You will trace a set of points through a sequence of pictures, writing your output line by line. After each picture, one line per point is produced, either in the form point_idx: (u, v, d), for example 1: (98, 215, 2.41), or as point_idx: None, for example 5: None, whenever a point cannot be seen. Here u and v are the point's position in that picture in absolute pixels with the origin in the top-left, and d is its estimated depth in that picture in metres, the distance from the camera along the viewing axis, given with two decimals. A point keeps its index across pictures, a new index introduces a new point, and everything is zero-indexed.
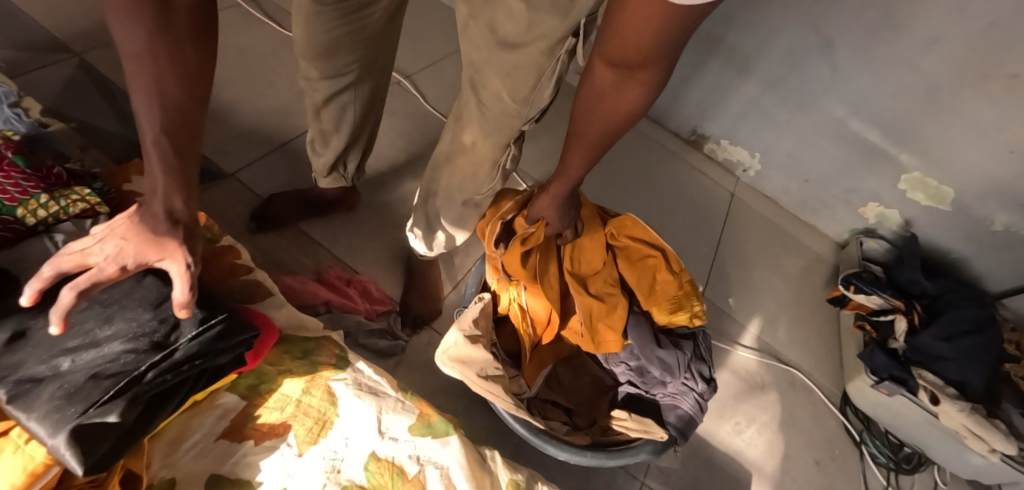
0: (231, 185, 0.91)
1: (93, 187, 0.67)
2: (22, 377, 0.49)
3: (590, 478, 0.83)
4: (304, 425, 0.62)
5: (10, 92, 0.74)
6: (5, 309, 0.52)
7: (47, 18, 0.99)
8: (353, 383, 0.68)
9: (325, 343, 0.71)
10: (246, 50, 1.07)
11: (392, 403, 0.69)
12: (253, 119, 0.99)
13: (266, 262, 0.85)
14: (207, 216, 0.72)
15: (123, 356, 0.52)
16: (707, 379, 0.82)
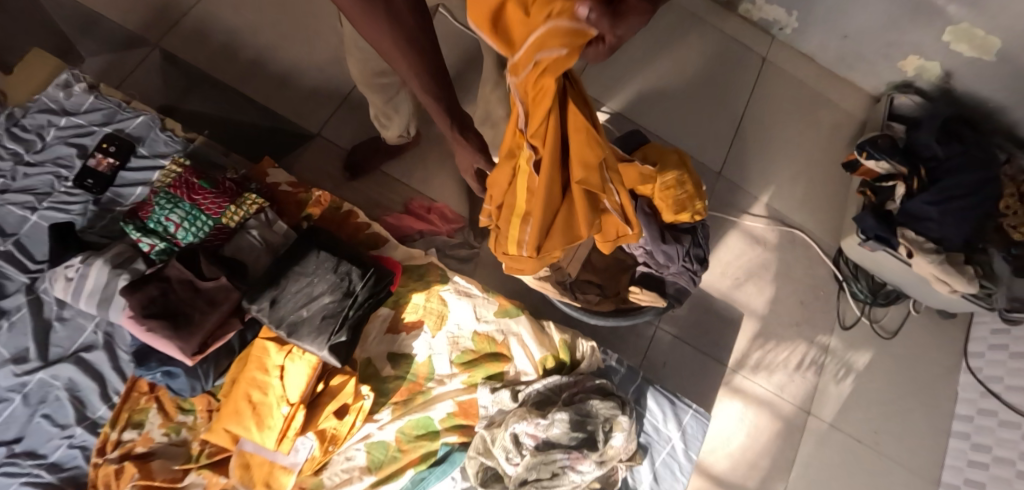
0: (318, 142, 1.21)
1: (250, 190, 1.02)
2: (288, 321, 0.90)
3: (619, 333, 1.17)
4: (431, 320, 1.04)
5: (155, 117, 1.07)
6: (261, 284, 0.91)
7: (131, 13, 1.25)
8: (454, 291, 1.06)
9: (429, 266, 1.08)
10: (311, 12, 1.29)
11: (481, 300, 1.07)
12: (314, 75, 1.25)
13: (365, 201, 1.18)
14: (324, 194, 1.06)
15: (333, 302, 0.92)
16: (700, 260, 1.13)
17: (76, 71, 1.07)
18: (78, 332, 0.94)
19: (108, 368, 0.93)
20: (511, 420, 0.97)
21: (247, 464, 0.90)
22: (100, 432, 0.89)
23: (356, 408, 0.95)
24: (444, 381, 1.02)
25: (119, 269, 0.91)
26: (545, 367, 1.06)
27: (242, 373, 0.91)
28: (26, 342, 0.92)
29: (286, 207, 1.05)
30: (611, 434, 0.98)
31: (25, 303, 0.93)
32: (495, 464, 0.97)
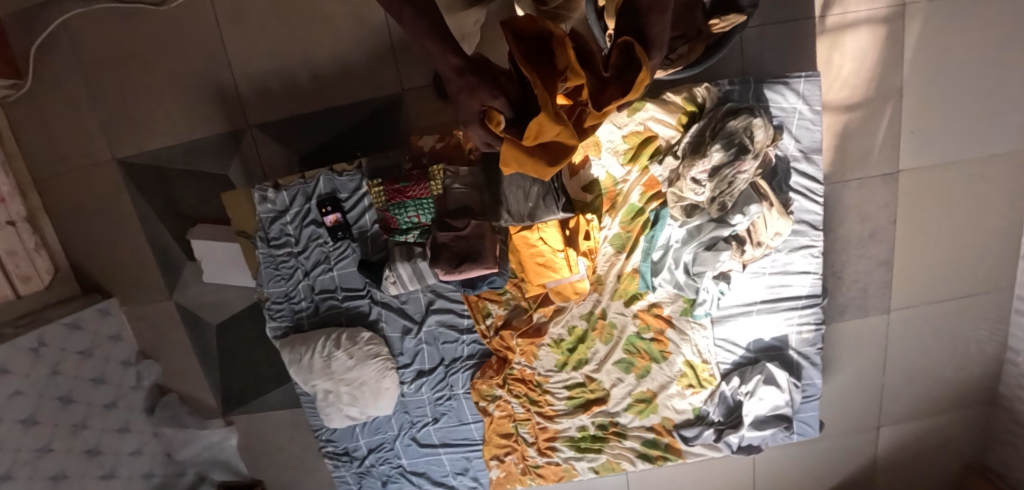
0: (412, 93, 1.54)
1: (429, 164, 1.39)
2: (527, 216, 1.32)
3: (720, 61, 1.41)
4: (593, 149, 1.42)
5: (329, 171, 1.43)
6: (494, 208, 1.34)
7: (224, 119, 1.58)
8: None
9: None
10: (326, 3, 1.49)
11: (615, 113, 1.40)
12: (362, 53, 1.52)
13: None
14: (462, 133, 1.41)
15: (540, 189, 1.32)
16: None
17: (259, 185, 1.43)
18: (419, 301, 1.52)
19: (450, 303, 1.52)
20: (685, 172, 1.35)
21: (558, 290, 1.44)
22: (475, 329, 1.54)
23: (591, 229, 1.42)
24: (628, 180, 1.44)
25: (413, 260, 1.42)
26: (683, 124, 1.39)
27: (522, 253, 1.38)
28: (403, 322, 1.53)
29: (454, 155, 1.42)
30: (754, 135, 1.32)
31: (380, 308, 1.52)
32: (688, 201, 1.39)
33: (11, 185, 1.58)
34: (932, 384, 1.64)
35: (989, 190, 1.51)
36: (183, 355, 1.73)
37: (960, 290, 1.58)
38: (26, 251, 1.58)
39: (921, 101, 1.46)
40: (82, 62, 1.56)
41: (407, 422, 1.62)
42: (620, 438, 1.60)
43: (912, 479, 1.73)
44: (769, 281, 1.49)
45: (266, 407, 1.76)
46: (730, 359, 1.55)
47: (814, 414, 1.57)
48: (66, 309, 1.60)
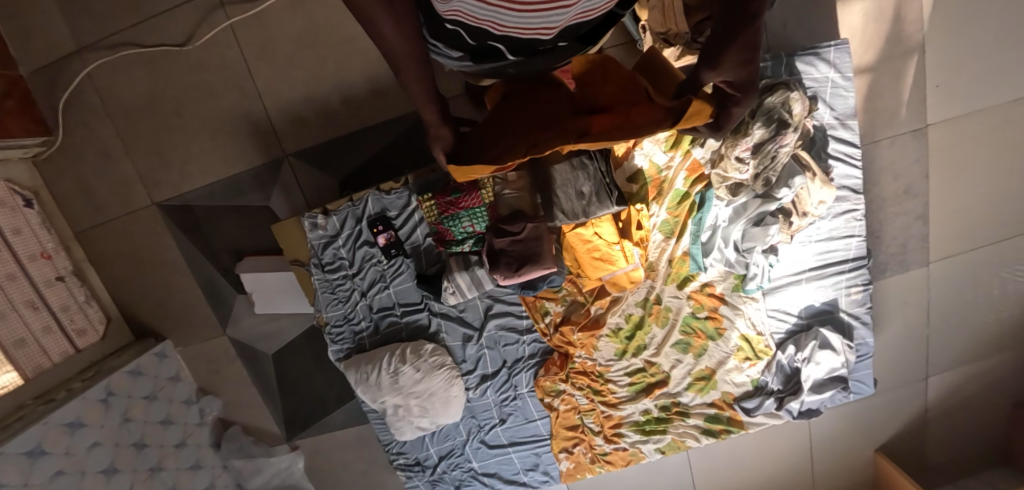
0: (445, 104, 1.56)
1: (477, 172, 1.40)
2: (582, 213, 1.35)
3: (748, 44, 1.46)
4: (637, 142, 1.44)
5: (377, 191, 1.49)
6: (549, 208, 1.38)
7: (259, 150, 1.59)
8: None
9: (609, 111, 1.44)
10: (350, 24, 1.51)
11: None
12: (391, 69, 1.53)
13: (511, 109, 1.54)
14: None
15: (594, 186, 1.34)
16: None
17: (308, 213, 1.48)
18: (477, 307, 1.57)
19: (507, 306, 1.57)
20: (728, 152, 1.38)
21: (614, 281, 1.47)
22: (534, 328, 1.58)
23: (642, 219, 1.45)
24: (671, 166, 1.47)
25: (471, 269, 1.47)
26: None
27: (578, 250, 1.42)
28: (463, 330, 1.58)
29: None
30: (792, 109, 1.35)
31: (440, 320, 1.58)
32: (733, 180, 1.42)
33: (55, 241, 1.59)
34: (976, 329, 1.70)
35: (1016, 134, 1.55)
36: (242, 387, 1.75)
37: (995, 234, 1.62)
38: (78, 304, 1.59)
39: (945, 53, 1.48)
40: (112, 111, 1.57)
41: (475, 426, 1.67)
42: (683, 417, 1.63)
43: (964, 423, 1.78)
44: (815, 248, 1.52)
45: (329, 428, 1.78)
46: (783, 328, 1.59)
47: (868, 372, 1.61)
48: (124, 356, 1.61)
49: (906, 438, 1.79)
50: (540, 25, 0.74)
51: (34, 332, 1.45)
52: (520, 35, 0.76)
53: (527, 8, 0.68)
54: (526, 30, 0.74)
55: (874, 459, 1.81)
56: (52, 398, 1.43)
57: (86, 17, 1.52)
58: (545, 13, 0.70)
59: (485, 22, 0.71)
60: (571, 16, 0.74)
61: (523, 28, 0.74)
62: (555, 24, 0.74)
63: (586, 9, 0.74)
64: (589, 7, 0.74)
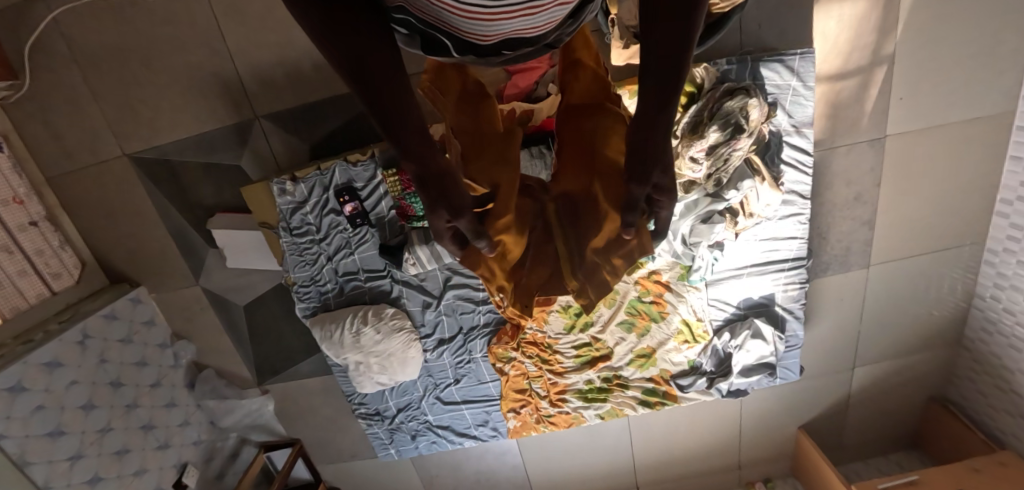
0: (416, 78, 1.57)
1: None
2: None
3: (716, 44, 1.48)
4: None
5: (346, 160, 1.54)
6: None
7: (229, 110, 1.60)
8: None
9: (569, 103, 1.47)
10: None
11: None
12: None
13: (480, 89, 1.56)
14: None
15: None
16: None
17: (277, 178, 1.53)
18: (437, 278, 1.66)
19: (465, 279, 1.66)
20: (684, 151, 1.43)
21: None
22: (490, 300, 1.68)
23: None
24: None
25: (431, 243, 1.55)
26: (683, 104, 1.46)
27: None
28: (423, 297, 1.67)
29: None
30: (749, 114, 1.39)
31: (401, 286, 1.67)
32: (686, 178, 1.48)
33: (28, 186, 1.61)
34: (904, 328, 1.82)
35: (970, 152, 1.60)
36: (214, 334, 1.85)
37: (934, 244, 1.71)
38: (52, 249, 1.64)
39: (911, 67, 1.51)
40: (80, 58, 1.55)
41: (431, 384, 1.80)
42: (622, 388, 1.77)
43: (881, 409, 1.95)
44: (760, 245, 1.62)
45: (298, 376, 1.91)
46: (721, 316, 1.70)
47: (796, 361, 1.74)
48: (99, 300, 1.68)
49: (828, 419, 1.96)
50: (479, 32, 0.69)
51: (10, 275, 1.51)
52: (461, 37, 0.71)
53: (463, 14, 0.64)
54: (467, 34, 0.70)
55: (796, 436, 1.98)
56: (30, 339, 1.51)
57: None
58: (481, 22, 0.66)
59: (424, 16, 0.67)
60: (513, 28, 0.69)
61: (457, 29, 0.68)
62: (494, 33, 0.69)
63: (531, 26, 0.69)
64: (534, 24, 0.69)
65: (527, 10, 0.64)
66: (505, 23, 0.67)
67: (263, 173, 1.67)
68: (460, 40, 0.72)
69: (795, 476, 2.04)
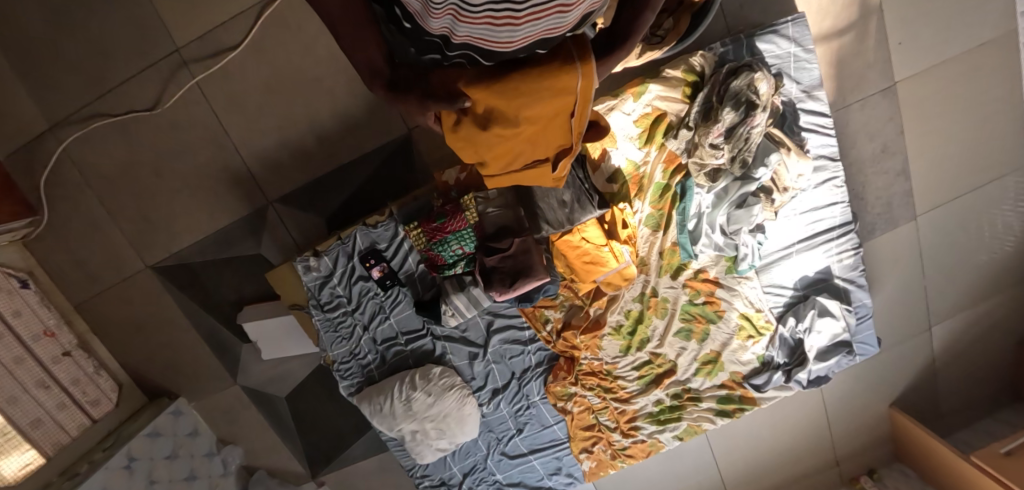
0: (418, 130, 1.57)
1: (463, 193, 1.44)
2: (565, 223, 1.40)
3: (706, 35, 1.49)
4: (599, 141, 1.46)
5: (366, 224, 1.49)
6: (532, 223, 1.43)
7: (241, 200, 1.59)
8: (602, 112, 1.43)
9: None
10: (315, 65, 1.52)
11: (619, 100, 1.43)
12: (359, 104, 1.55)
13: None
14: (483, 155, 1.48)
15: (568, 196, 1.39)
16: None
17: (299, 256, 1.47)
18: (479, 325, 1.58)
19: (508, 320, 1.59)
20: (702, 140, 1.40)
21: (608, 281, 1.49)
22: (538, 337, 1.61)
23: (626, 217, 1.48)
24: (648, 161, 1.50)
25: (466, 289, 1.49)
26: (688, 95, 1.44)
27: (569, 256, 1.43)
28: (469, 349, 1.59)
29: (477, 183, 1.49)
30: (758, 89, 1.36)
31: (444, 343, 1.59)
32: (710, 166, 1.44)
33: (56, 317, 1.58)
34: (970, 274, 1.72)
35: (983, 80, 1.56)
36: (260, 432, 1.76)
37: (976, 181, 1.64)
38: (88, 376, 1.59)
39: (900, 12, 1.49)
40: (91, 181, 1.55)
41: (494, 439, 1.68)
42: (696, 402, 1.65)
43: (970, 367, 1.81)
44: (802, 219, 1.56)
45: (352, 460, 1.80)
46: (781, 301, 1.62)
47: (871, 332, 1.64)
48: (140, 420, 1.62)
49: (917, 390, 1.81)
50: (490, 39, 0.60)
51: (49, 410, 1.45)
52: (477, 45, 0.62)
53: (483, 24, 0.58)
54: (483, 45, 0.62)
55: (890, 415, 1.82)
56: (76, 473, 1.44)
57: (50, 92, 1.50)
58: (494, 28, 0.58)
59: (437, 31, 0.63)
60: (527, 31, 0.59)
61: (476, 40, 0.61)
62: (509, 39, 0.60)
63: (551, 27, 0.59)
64: (555, 25, 0.59)
65: (547, 10, 0.56)
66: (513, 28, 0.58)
67: (285, 256, 1.65)
68: (478, 51, 0.63)
69: (901, 460, 1.86)
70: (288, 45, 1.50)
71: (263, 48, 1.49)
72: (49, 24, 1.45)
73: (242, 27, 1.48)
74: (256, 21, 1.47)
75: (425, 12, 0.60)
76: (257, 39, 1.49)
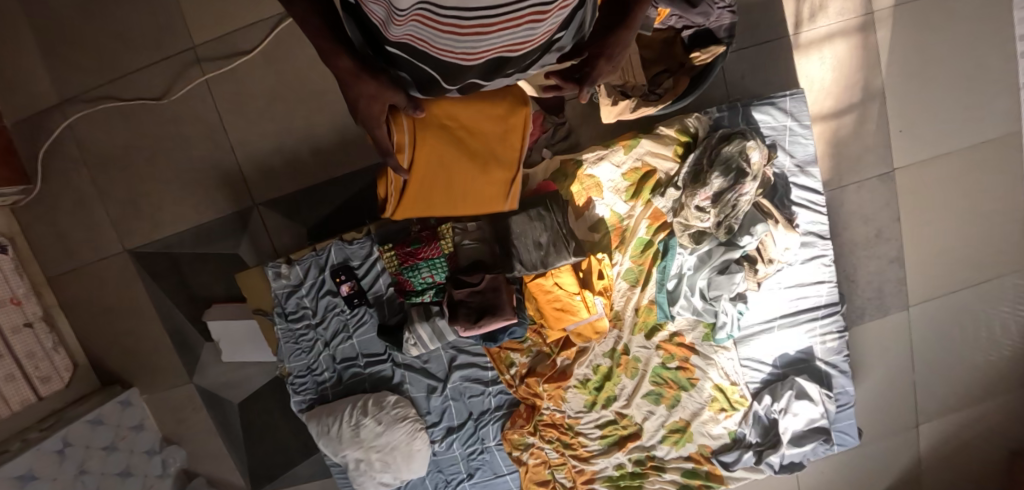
0: None
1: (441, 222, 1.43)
2: (539, 265, 1.37)
3: (708, 97, 1.49)
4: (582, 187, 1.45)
5: (342, 241, 1.48)
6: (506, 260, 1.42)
7: (227, 198, 1.60)
8: (591, 159, 1.43)
9: (564, 165, 1.45)
10: (322, 80, 1.56)
11: (610, 151, 1.43)
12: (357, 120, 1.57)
13: None
14: None
15: (544, 239, 1.37)
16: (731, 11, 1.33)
17: (271, 262, 1.45)
18: (441, 358, 1.55)
19: (472, 358, 1.55)
20: (688, 201, 1.38)
21: (579, 332, 1.45)
22: (500, 379, 1.55)
23: (604, 268, 1.44)
24: (633, 214, 1.48)
25: (431, 319, 1.44)
26: (679, 154, 1.43)
27: (539, 300, 1.40)
28: (428, 381, 1.54)
29: None
30: (749, 157, 1.34)
31: (403, 371, 1.55)
32: (695, 228, 1.41)
33: (27, 287, 1.57)
34: (961, 373, 1.64)
35: (983, 176, 1.54)
36: (206, 437, 1.71)
37: (973, 277, 1.59)
38: (44, 351, 1.56)
39: (903, 101, 1.49)
40: (88, 161, 1.58)
41: (442, 481, 1.60)
42: (658, 472, 1.56)
43: (959, 474, 1.69)
44: (786, 294, 1.52)
45: (295, 481, 1.72)
46: (758, 377, 1.56)
47: (851, 422, 1.56)
48: (88, 404, 1.58)
49: None
50: (463, 49, 0.60)
51: None
52: (417, 46, 0.61)
53: (462, 32, 0.57)
54: (450, 53, 0.61)
55: None
56: (7, 450, 1.42)
57: (65, 71, 1.55)
58: (457, 38, 0.58)
59: (430, 47, 0.61)
60: (493, 42, 0.59)
61: (441, 48, 0.61)
62: (483, 50, 0.61)
63: (517, 40, 0.60)
64: (525, 38, 0.60)
65: (518, 23, 0.57)
66: (490, 39, 0.59)
67: (261, 261, 1.64)
68: (445, 62, 0.64)
69: None
70: (297, 58, 1.54)
71: (274, 55, 1.54)
72: (78, 8, 1.52)
73: (257, 34, 1.53)
74: (271, 32, 1.52)
75: (387, 21, 0.58)
76: (269, 47, 1.53)
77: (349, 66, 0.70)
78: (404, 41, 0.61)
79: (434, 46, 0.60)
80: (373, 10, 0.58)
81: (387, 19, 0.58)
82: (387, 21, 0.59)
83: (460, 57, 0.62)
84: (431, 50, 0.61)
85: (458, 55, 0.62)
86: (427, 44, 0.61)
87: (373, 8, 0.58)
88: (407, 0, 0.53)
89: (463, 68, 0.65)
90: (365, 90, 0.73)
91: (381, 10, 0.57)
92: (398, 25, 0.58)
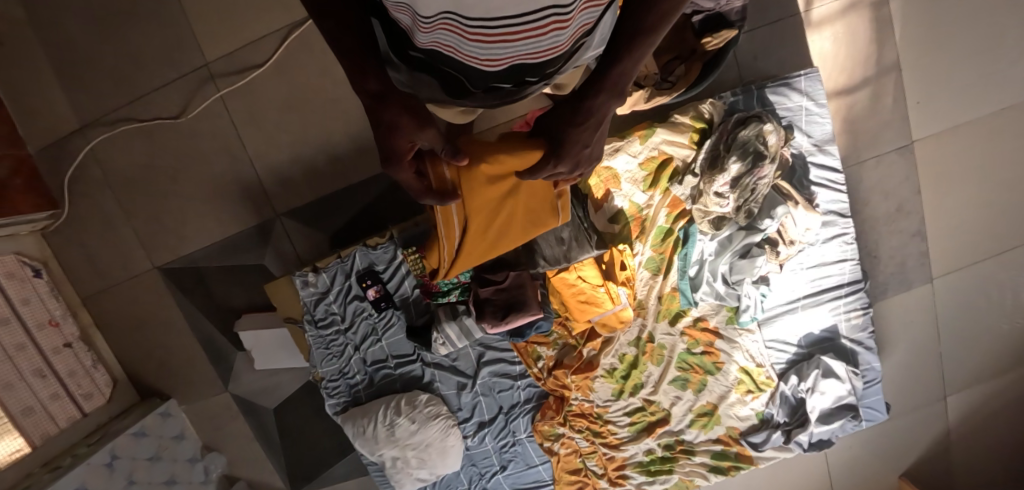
0: None
1: None
2: (563, 260, 1.37)
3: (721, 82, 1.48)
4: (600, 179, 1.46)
5: (366, 246, 1.50)
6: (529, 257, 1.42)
7: (249, 210, 1.62)
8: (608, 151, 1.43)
9: None
10: (335, 88, 1.57)
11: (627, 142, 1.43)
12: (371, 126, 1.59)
13: None
14: None
15: (567, 234, 1.37)
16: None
17: (298, 271, 1.48)
18: (469, 356, 1.57)
19: (499, 353, 1.58)
20: (707, 188, 1.38)
21: (604, 322, 1.46)
22: (528, 373, 1.58)
23: (626, 258, 1.45)
24: (652, 203, 1.48)
25: (459, 318, 1.46)
26: (696, 141, 1.43)
27: (564, 294, 1.42)
28: (457, 379, 1.57)
29: None
30: (766, 140, 1.35)
31: (433, 370, 1.58)
32: (714, 214, 1.42)
33: (63, 308, 1.62)
34: (988, 343, 1.64)
35: (1004, 144, 1.53)
36: (244, 443, 1.75)
37: (997, 246, 1.59)
38: (85, 369, 1.61)
39: (919, 73, 1.48)
40: (112, 182, 1.61)
41: (476, 474, 1.63)
42: (688, 455, 1.58)
43: (988, 443, 1.69)
44: (808, 274, 1.53)
45: (333, 481, 1.77)
46: (784, 358, 1.57)
47: (878, 398, 1.57)
48: (130, 417, 1.63)
49: (930, 463, 1.70)
50: (488, 56, 0.61)
51: (42, 400, 1.48)
52: (444, 53, 0.62)
53: (486, 38, 0.57)
54: (475, 60, 0.62)
55: None
56: (58, 466, 1.48)
57: (83, 96, 1.57)
58: (482, 45, 0.59)
59: (455, 53, 0.61)
60: (517, 49, 0.59)
61: (466, 55, 0.61)
62: (507, 57, 0.61)
63: (543, 47, 0.60)
64: (550, 44, 0.60)
65: (542, 28, 0.57)
66: (513, 45, 0.59)
67: (286, 270, 1.67)
68: (470, 69, 0.64)
69: None
70: (309, 68, 1.55)
71: (285, 66, 1.55)
72: (92, 33, 1.54)
73: (268, 47, 1.54)
74: (282, 44, 1.54)
75: (414, 27, 0.59)
76: (280, 59, 1.54)
77: (375, 87, 0.69)
78: (429, 49, 0.62)
79: (459, 53, 0.61)
80: (401, 17, 0.60)
81: (413, 26, 0.60)
82: (414, 28, 0.60)
83: (483, 63, 0.62)
84: (456, 56, 0.62)
85: (482, 61, 0.62)
86: (452, 51, 0.61)
87: (400, 16, 0.60)
88: (432, 6, 0.54)
89: (487, 76, 0.65)
90: (390, 117, 0.72)
91: (407, 17, 0.58)
92: (424, 32, 0.59)
